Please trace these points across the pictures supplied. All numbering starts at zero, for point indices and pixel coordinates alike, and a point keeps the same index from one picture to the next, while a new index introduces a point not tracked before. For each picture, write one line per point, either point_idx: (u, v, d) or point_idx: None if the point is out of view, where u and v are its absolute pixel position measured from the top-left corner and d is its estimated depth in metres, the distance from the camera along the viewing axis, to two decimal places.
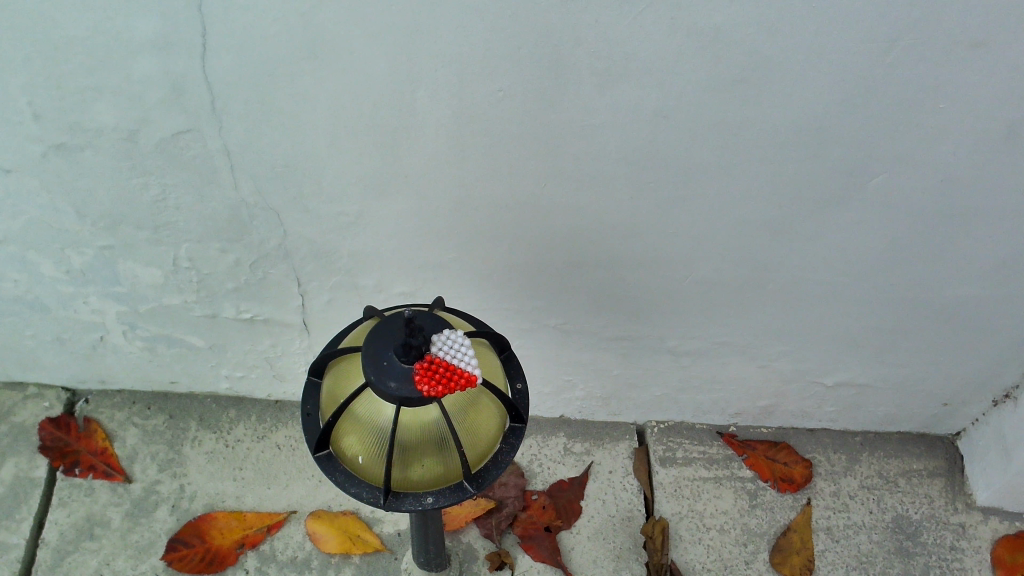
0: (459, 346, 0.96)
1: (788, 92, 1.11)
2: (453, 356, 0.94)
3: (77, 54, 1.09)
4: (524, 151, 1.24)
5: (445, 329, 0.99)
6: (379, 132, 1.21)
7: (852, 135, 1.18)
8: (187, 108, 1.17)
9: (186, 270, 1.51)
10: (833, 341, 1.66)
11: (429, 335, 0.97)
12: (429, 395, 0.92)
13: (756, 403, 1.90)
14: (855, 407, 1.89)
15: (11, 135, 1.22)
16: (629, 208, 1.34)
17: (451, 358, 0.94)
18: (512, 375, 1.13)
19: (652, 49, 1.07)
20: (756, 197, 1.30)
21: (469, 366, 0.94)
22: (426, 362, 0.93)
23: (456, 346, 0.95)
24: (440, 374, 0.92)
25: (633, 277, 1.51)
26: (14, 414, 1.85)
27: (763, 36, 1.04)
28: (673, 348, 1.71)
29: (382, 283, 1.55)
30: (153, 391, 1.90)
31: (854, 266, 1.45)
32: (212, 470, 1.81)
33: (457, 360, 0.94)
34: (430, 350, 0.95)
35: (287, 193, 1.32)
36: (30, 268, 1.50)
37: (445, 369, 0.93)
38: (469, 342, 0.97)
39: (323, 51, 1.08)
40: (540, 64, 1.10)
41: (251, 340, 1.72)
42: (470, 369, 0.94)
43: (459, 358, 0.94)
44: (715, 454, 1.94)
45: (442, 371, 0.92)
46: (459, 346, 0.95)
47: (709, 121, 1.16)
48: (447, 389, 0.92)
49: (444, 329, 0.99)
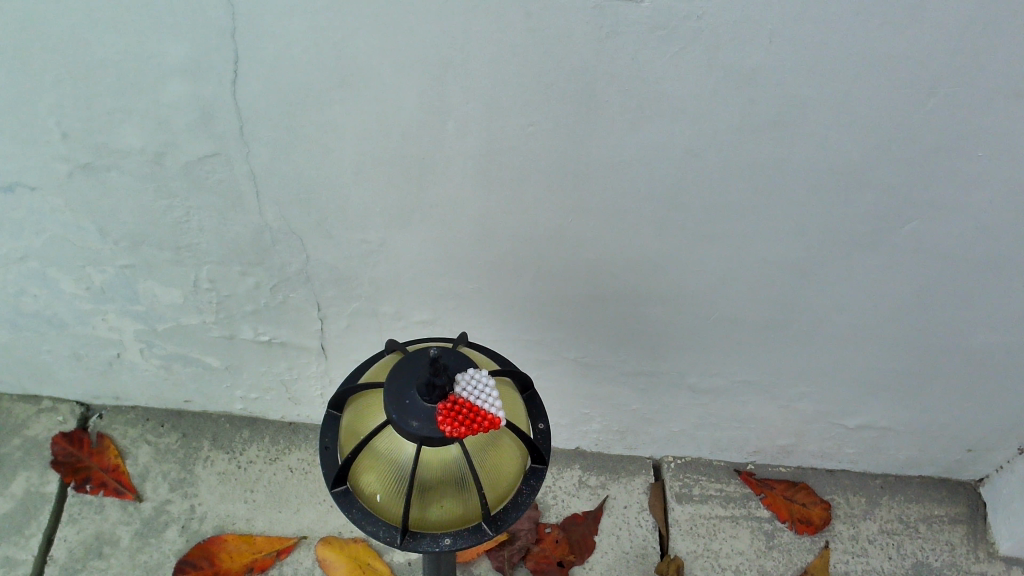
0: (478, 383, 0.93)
1: (823, 135, 1.10)
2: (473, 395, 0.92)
3: (108, 76, 1.09)
4: (551, 184, 1.22)
5: (470, 368, 0.96)
6: (407, 162, 1.20)
7: (887, 178, 1.16)
8: (216, 133, 1.16)
9: (206, 291, 1.50)
10: (856, 383, 1.64)
11: (453, 375, 0.95)
12: (451, 437, 0.90)
13: (776, 442, 1.86)
14: (878, 449, 1.85)
15: (39, 153, 1.22)
16: (656, 243, 1.32)
17: (475, 399, 0.92)
18: (535, 418, 1.11)
19: (687, 89, 1.05)
20: (785, 237, 1.28)
21: (489, 405, 0.92)
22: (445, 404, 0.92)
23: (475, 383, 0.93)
24: (457, 415, 0.90)
25: (655, 313, 1.49)
26: (27, 428, 1.83)
27: (799, 79, 1.02)
28: (693, 384, 1.69)
29: (402, 311, 1.54)
30: (167, 410, 1.89)
31: (882, 308, 1.42)
32: (223, 491, 1.79)
33: (475, 399, 0.92)
34: (453, 390, 0.93)
35: (312, 218, 1.31)
36: (50, 284, 1.49)
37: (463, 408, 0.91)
38: (494, 382, 0.95)
39: (356, 81, 1.08)
40: (573, 99, 1.09)
41: (267, 363, 1.70)
42: (494, 412, 0.92)
43: (483, 400, 0.92)
44: (732, 493, 1.91)
45: (466, 413, 0.90)
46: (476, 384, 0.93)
47: (739, 161, 1.15)
48: (471, 431, 0.90)
49: (469, 368, 0.96)
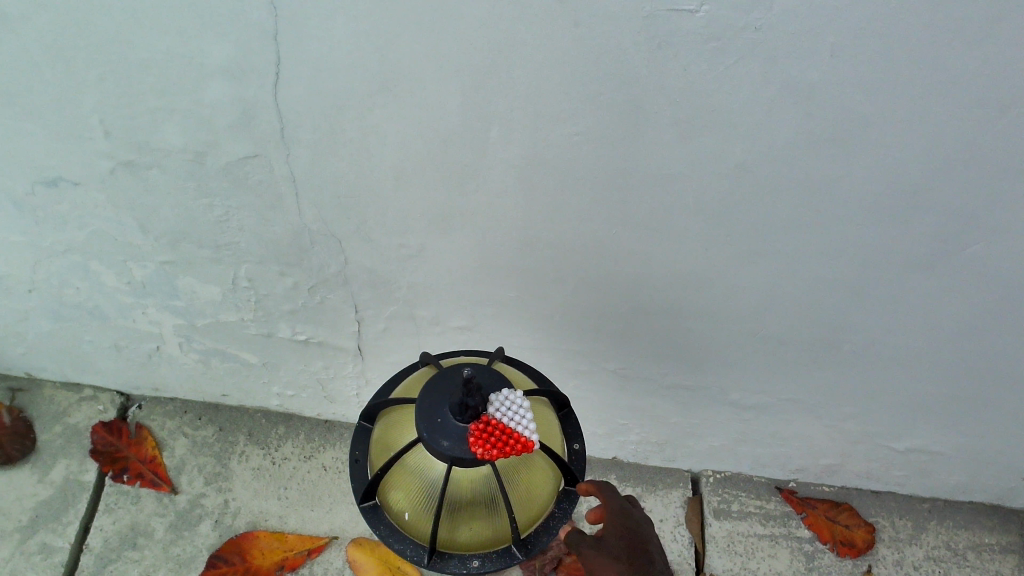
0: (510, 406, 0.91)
1: (883, 153, 1.05)
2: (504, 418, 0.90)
3: (149, 77, 1.07)
4: (595, 194, 1.19)
5: (504, 389, 0.93)
6: (449, 169, 1.17)
7: (950, 200, 1.10)
8: (257, 134, 1.15)
9: (245, 290, 1.49)
10: (907, 405, 1.58)
11: (487, 396, 0.92)
12: (482, 459, 0.87)
13: (820, 461, 1.81)
14: (927, 473, 1.78)
15: (81, 151, 1.21)
16: (702, 258, 1.28)
17: (509, 423, 0.89)
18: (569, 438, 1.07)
19: (742, 103, 1.01)
20: (837, 255, 1.23)
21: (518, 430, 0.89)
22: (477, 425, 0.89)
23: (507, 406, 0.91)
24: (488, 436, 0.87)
25: (699, 327, 1.45)
26: (68, 415, 1.85)
27: (862, 96, 0.97)
28: (736, 400, 1.64)
29: (440, 315, 1.51)
30: (205, 403, 1.90)
31: (938, 331, 1.36)
32: (257, 487, 1.79)
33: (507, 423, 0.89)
34: (487, 411, 0.90)
35: (351, 221, 1.30)
36: (92, 277, 1.50)
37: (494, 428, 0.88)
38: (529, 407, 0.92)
39: (398, 86, 1.05)
40: (621, 110, 1.05)
41: (304, 361, 1.70)
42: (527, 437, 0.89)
43: (516, 424, 0.89)
44: (772, 511, 1.86)
45: (498, 436, 0.87)
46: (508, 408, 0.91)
47: (793, 177, 1.10)
48: (502, 455, 0.87)
49: (503, 390, 0.93)
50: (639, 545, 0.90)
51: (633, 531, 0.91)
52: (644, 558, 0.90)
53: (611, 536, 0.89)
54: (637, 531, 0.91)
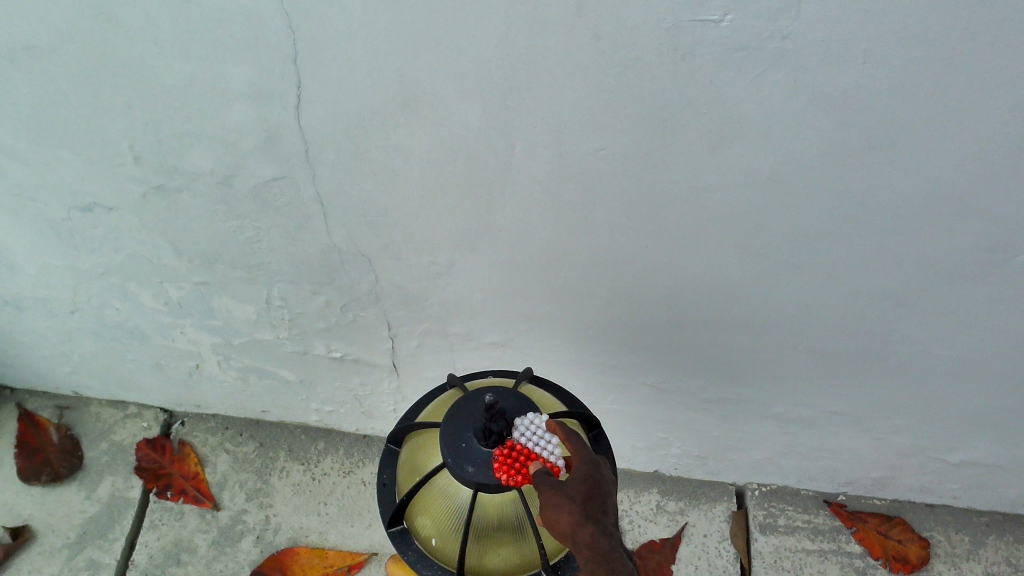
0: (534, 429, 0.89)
1: (923, 161, 1.00)
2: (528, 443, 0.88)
3: (174, 103, 1.08)
4: (624, 208, 1.16)
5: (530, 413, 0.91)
6: (474, 186, 1.16)
7: (997, 208, 1.05)
8: (282, 156, 1.15)
9: (279, 308, 1.50)
10: (961, 417, 1.51)
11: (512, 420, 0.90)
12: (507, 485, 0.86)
13: (870, 474, 1.75)
14: (984, 486, 1.71)
15: (113, 177, 1.23)
16: (737, 270, 1.25)
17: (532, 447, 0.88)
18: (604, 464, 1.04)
19: (772, 113, 0.97)
20: (879, 266, 1.19)
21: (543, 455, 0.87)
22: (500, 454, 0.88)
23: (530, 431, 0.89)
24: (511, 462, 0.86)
25: (737, 340, 1.41)
26: (113, 432, 1.88)
27: (899, 103, 0.93)
28: (780, 413, 1.60)
29: (473, 332, 1.50)
30: (246, 418, 1.91)
31: (991, 341, 1.31)
32: (297, 503, 1.80)
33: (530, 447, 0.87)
34: (512, 435, 0.88)
35: (380, 240, 1.29)
36: (131, 298, 1.52)
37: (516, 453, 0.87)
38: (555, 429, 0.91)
39: (419, 106, 1.04)
40: (647, 123, 1.02)
41: (341, 378, 1.70)
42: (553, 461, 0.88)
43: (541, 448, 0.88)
44: (821, 525, 1.80)
45: (523, 462, 0.86)
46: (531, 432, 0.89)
47: (829, 187, 1.06)
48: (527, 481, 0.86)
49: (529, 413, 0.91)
50: (598, 494, 0.86)
51: (597, 482, 0.87)
52: (600, 508, 0.85)
53: (571, 477, 0.86)
54: (601, 483, 0.87)
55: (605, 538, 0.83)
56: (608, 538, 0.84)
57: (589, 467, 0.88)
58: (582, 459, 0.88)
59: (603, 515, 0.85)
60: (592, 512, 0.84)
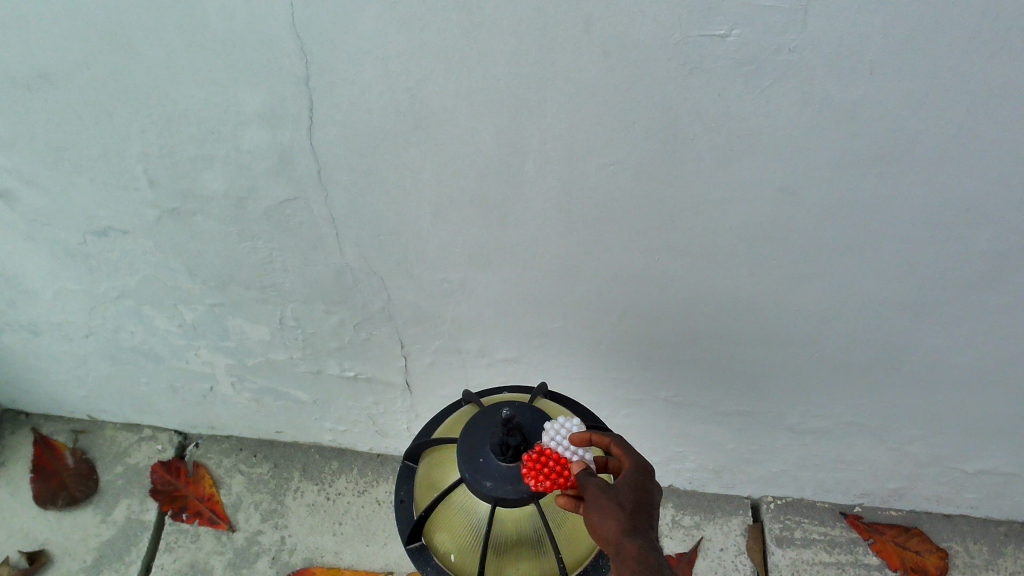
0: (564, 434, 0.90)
1: (932, 169, 1.01)
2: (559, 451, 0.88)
3: (189, 127, 1.09)
4: (635, 222, 1.17)
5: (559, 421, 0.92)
6: (485, 203, 1.17)
7: (1008, 215, 1.05)
8: (295, 178, 1.16)
9: (292, 329, 1.51)
10: (976, 425, 1.51)
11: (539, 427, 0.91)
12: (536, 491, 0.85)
13: (886, 484, 1.74)
14: (1001, 495, 1.70)
15: (128, 201, 1.24)
16: (749, 282, 1.25)
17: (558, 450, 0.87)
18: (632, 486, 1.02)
19: (781, 125, 0.98)
20: (890, 276, 1.19)
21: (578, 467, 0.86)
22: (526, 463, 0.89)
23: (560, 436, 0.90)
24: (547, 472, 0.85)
25: (750, 352, 1.41)
26: (128, 455, 1.89)
27: (907, 113, 0.93)
28: (794, 425, 1.60)
29: (486, 348, 1.50)
30: (260, 439, 1.92)
31: (1005, 349, 1.30)
32: (312, 523, 1.80)
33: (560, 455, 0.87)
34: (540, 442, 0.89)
35: (392, 258, 1.30)
36: (145, 321, 1.53)
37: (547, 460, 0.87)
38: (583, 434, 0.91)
39: (430, 125, 1.05)
40: (656, 138, 1.03)
41: (354, 397, 1.71)
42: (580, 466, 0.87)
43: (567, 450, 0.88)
44: (838, 537, 1.80)
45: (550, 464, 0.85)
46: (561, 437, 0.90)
47: (839, 197, 1.07)
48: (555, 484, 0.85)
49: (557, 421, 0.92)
50: (646, 505, 0.84)
51: (643, 492, 0.86)
52: (647, 520, 0.83)
53: (620, 485, 0.85)
54: (651, 498, 0.86)
55: (651, 549, 0.80)
56: (653, 549, 0.81)
57: (637, 478, 0.87)
58: (632, 470, 0.87)
59: (651, 529, 0.83)
60: (640, 521, 0.82)
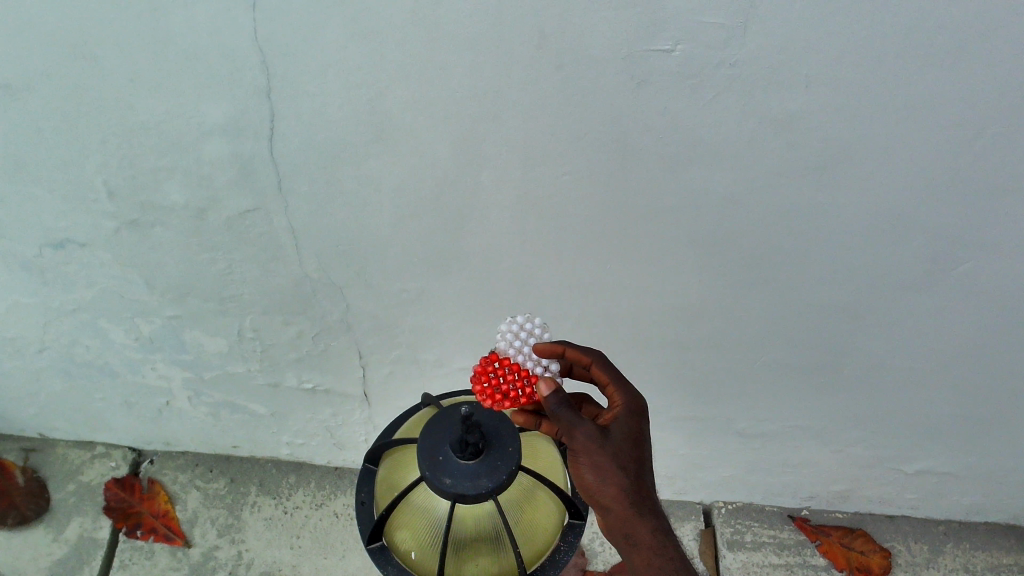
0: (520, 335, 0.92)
1: (866, 177, 1.07)
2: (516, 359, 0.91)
3: (150, 138, 1.11)
4: (588, 231, 1.21)
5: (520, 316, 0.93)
6: (443, 212, 1.20)
7: (936, 221, 1.12)
8: (255, 188, 1.18)
9: (250, 340, 1.52)
10: (915, 426, 1.58)
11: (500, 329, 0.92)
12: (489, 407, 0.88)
13: (831, 487, 1.80)
14: (940, 495, 1.77)
15: (87, 212, 1.25)
16: (697, 289, 1.30)
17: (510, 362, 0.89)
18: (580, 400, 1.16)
19: (724, 135, 1.03)
20: (829, 282, 1.25)
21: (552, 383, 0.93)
22: (479, 369, 0.90)
23: (516, 340, 0.91)
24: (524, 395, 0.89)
25: (699, 358, 1.47)
26: (81, 473, 1.87)
27: (841, 124, 0.99)
28: (743, 430, 1.66)
29: (443, 358, 1.53)
30: (216, 455, 1.91)
31: (938, 351, 1.37)
32: (269, 537, 1.80)
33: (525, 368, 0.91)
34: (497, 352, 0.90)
35: (352, 267, 1.32)
36: (101, 334, 1.53)
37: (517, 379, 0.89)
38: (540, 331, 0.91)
39: (389, 135, 1.08)
40: (608, 148, 1.07)
41: (312, 409, 1.72)
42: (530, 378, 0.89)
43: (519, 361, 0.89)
44: (786, 540, 1.85)
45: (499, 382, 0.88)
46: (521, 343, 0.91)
47: (780, 205, 1.13)
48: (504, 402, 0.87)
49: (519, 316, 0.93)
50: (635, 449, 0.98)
51: (633, 437, 0.98)
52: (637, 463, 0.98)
53: (615, 437, 0.96)
54: (639, 439, 0.99)
55: (643, 496, 0.96)
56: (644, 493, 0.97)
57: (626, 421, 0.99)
58: (624, 415, 0.99)
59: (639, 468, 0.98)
60: (635, 473, 0.96)
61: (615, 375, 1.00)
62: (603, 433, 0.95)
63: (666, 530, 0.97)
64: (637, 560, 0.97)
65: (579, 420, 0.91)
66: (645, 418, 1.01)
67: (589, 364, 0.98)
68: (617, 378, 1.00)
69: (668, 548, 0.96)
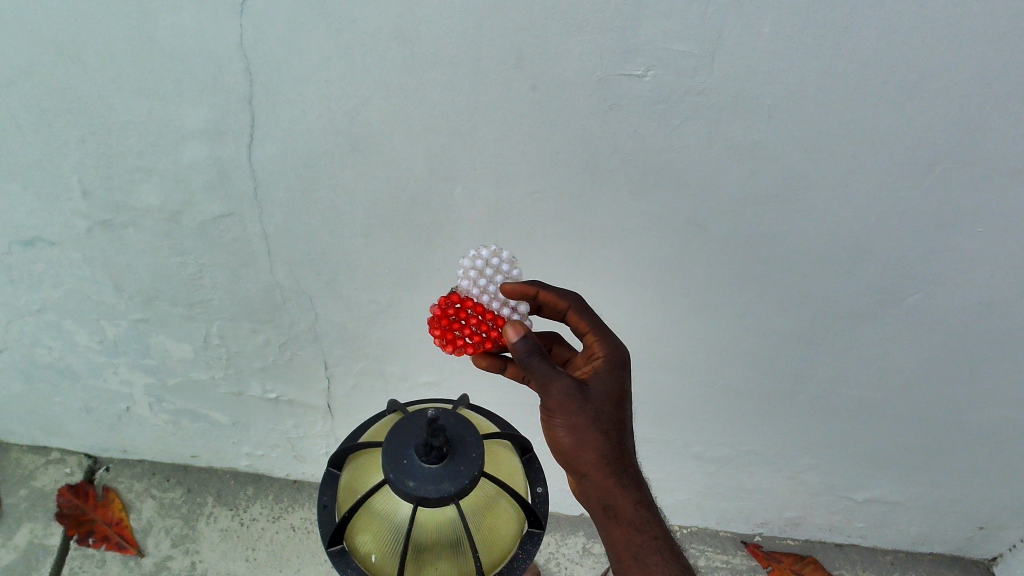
0: (486, 271, 0.93)
1: (823, 207, 1.11)
2: (481, 295, 0.94)
3: (128, 140, 1.12)
4: (555, 251, 1.25)
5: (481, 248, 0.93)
6: (415, 225, 1.23)
7: (888, 252, 1.17)
8: (230, 193, 1.20)
9: (216, 347, 1.53)
10: (864, 455, 1.62)
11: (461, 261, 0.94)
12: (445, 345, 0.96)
13: (783, 514, 1.85)
14: (887, 524, 1.82)
15: (59, 210, 1.25)
16: (659, 313, 1.34)
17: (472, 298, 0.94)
18: (550, 341, 1.20)
19: (690, 160, 1.07)
20: (785, 310, 1.30)
21: (518, 312, 0.98)
22: (444, 305, 0.94)
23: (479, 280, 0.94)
24: (487, 335, 0.95)
25: (658, 379, 1.50)
26: (34, 478, 1.84)
27: (800, 154, 1.04)
28: (699, 453, 1.70)
29: (408, 371, 1.55)
30: (173, 464, 1.91)
31: (888, 381, 1.42)
32: (224, 549, 1.79)
33: (490, 303, 0.95)
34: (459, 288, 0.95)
35: (321, 277, 1.34)
36: (65, 336, 1.52)
37: (481, 321, 0.94)
38: (502, 265, 0.94)
39: (366, 146, 1.11)
40: (578, 169, 1.11)
41: (274, 420, 1.74)
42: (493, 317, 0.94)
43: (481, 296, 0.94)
44: (739, 565, 1.89)
45: (457, 320, 0.94)
46: (486, 281, 0.94)
47: (742, 231, 1.17)
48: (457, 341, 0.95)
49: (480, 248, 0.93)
50: (617, 403, 0.96)
51: (615, 392, 0.96)
52: (621, 418, 0.95)
53: (596, 394, 0.94)
54: (622, 390, 0.97)
55: (624, 456, 0.93)
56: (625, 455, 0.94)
57: (608, 375, 0.98)
58: (607, 367, 0.98)
59: (623, 423, 0.96)
60: (617, 432, 0.94)
61: (595, 323, 1.03)
62: (585, 391, 0.93)
63: (649, 501, 0.93)
64: (615, 533, 0.93)
65: (556, 374, 0.90)
66: (628, 371, 1.01)
67: (565, 309, 1.04)
68: (596, 326, 1.03)
69: (650, 524, 0.92)
